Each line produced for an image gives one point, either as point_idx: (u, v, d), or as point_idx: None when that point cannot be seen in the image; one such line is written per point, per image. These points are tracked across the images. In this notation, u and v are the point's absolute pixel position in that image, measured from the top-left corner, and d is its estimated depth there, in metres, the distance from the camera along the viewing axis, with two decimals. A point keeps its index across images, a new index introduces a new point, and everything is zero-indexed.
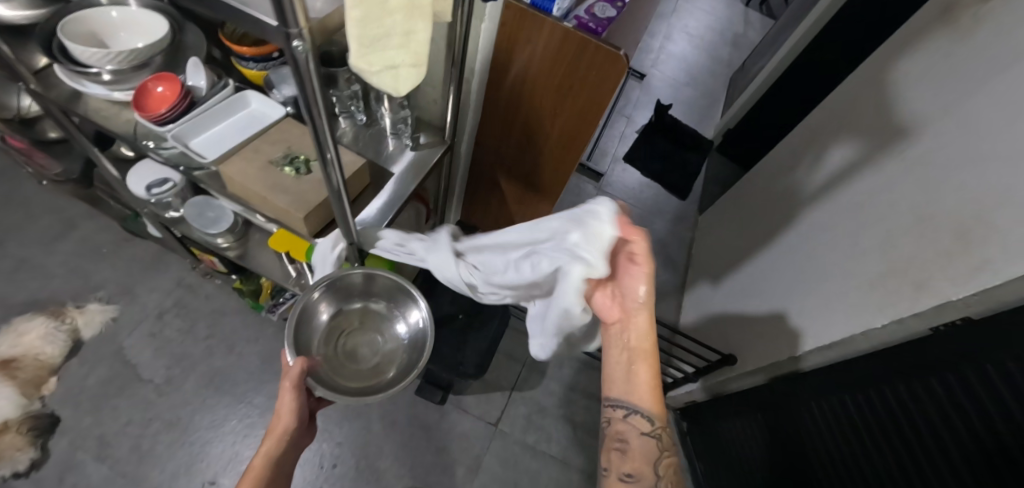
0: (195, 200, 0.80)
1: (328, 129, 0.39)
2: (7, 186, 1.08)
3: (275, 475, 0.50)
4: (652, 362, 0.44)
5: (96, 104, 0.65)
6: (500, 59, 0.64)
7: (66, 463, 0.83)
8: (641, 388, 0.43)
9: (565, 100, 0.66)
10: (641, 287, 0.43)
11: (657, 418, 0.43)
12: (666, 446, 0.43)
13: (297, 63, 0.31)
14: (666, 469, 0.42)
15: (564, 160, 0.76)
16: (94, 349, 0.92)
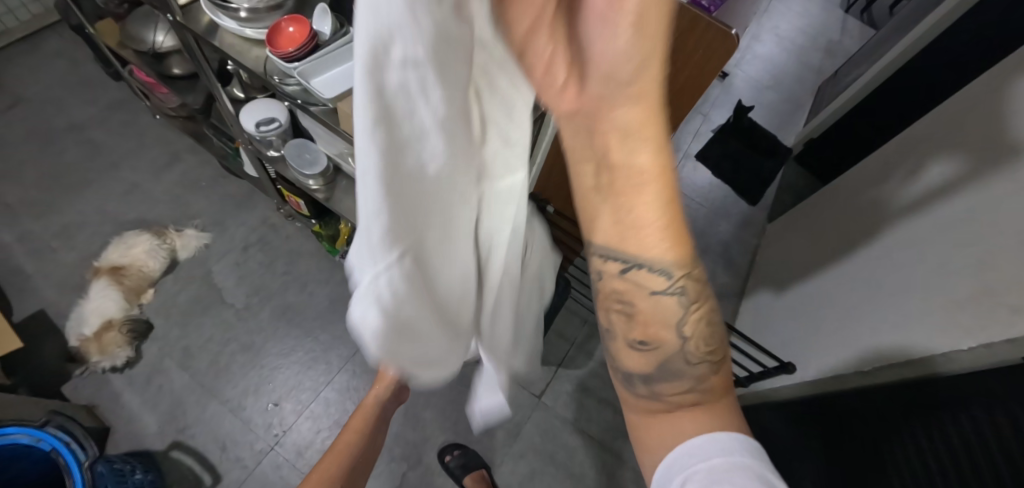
0: (293, 143, 0.87)
1: None
2: (128, 115, 1.23)
3: (380, 411, 0.66)
4: (664, 187, 0.23)
5: (229, 39, 0.75)
6: None
7: (155, 366, 0.96)
8: (643, 228, 0.25)
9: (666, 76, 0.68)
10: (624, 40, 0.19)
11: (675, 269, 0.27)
12: (692, 299, 0.29)
13: None
14: (695, 326, 0.31)
15: None
16: (186, 270, 1.05)
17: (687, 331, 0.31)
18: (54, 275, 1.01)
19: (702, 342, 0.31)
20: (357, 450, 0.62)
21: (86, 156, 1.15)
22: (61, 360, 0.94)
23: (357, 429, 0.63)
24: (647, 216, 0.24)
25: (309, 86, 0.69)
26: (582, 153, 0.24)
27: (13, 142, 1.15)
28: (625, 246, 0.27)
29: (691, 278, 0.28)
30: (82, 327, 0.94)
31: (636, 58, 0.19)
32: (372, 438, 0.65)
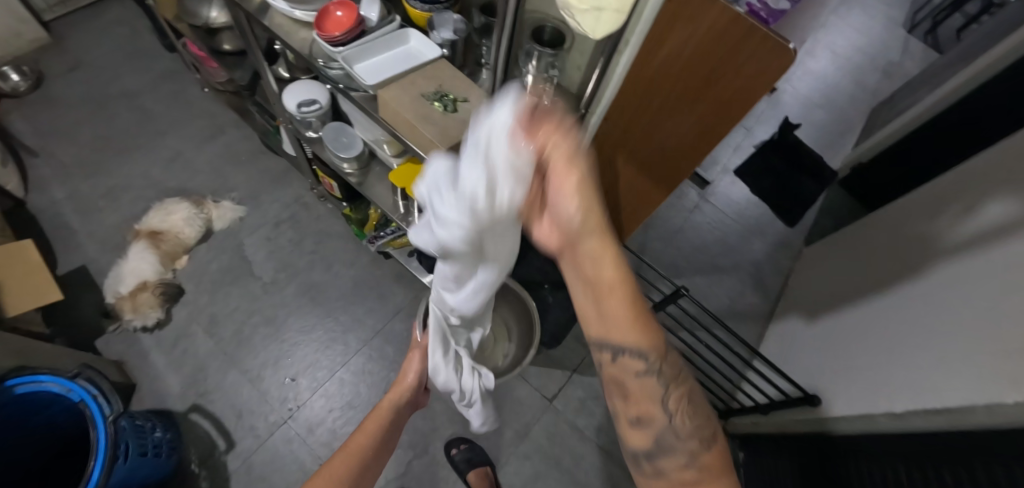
0: (331, 125, 0.88)
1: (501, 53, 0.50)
2: (179, 86, 1.27)
3: (394, 415, 0.68)
4: (621, 291, 0.38)
5: (278, 20, 0.76)
6: (653, 39, 0.65)
7: (182, 330, 0.99)
8: (619, 324, 0.39)
9: (714, 88, 0.66)
10: (574, 208, 0.38)
11: (647, 356, 0.39)
12: (669, 380, 0.40)
13: None
14: (676, 404, 0.40)
15: (695, 149, 0.77)
16: (219, 240, 1.08)
17: (669, 411, 0.40)
18: (97, 233, 1.06)
19: (687, 418, 0.40)
20: (368, 452, 0.62)
21: (136, 122, 1.20)
22: (98, 315, 0.99)
23: (370, 431, 0.64)
24: (619, 313, 0.38)
25: (351, 71, 0.70)
26: (573, 279, 0.40)
27: (71, 103, 1.21)
28: (612, 339, 0.39)
29: (665, 362, 0.40)
30: (120, 285, 0.98)
31: (585, 221, 0.38)
32: (386, 442, 0.65)
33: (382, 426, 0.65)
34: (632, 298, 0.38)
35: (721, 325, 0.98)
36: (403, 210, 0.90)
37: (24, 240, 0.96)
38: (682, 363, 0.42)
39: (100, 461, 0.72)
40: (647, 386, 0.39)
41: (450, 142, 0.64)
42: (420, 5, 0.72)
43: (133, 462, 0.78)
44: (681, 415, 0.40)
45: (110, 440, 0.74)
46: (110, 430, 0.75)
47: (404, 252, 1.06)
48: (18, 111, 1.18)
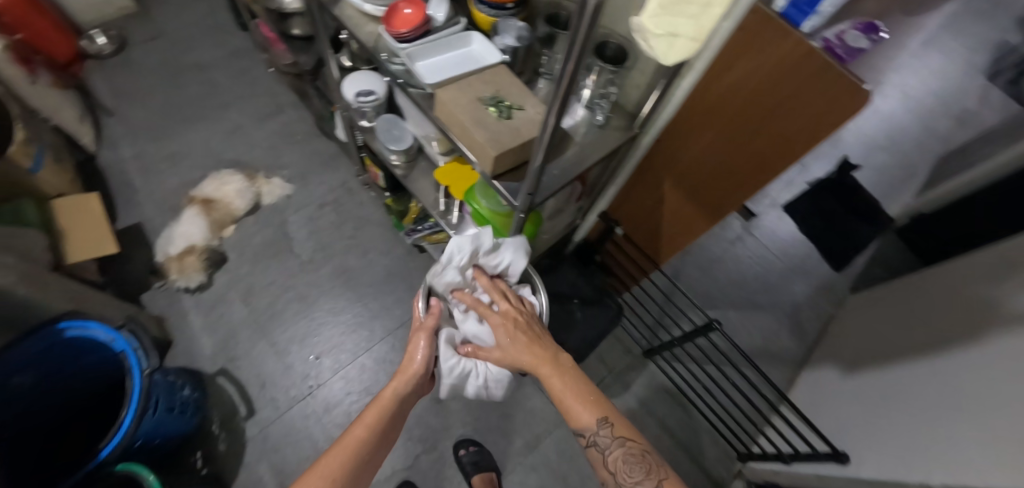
0: (384, 118, 0.90)
1: (571, 71, 0.49)
2: (246, 63, 1.33)
3: (395, 404, 0.68)
4: (563, 392, 0.63)
5: (349, 12, 0.81)
6: (717, 66, 0.65)
7: (220, 295, 1.04)
8: (572, 414, 0.62)
9: (774, 123, 0.65)
10: (520, 349, 0.66)
11: (590, 431, 0.60)
12: (610, 447, 0.58)
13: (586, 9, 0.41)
14: (618, 466, 0.57)
15: (745, 183, 0.75)
16: (265, 215, 1.13)
17: (612, 467, 0.58)
18: (155, 194, 1.12)
19: (627, 475, 0.57)
20: (366, 443, 0.62)
21: (203, 94, 1.27)
22: (146, 271, 1.04)
23: (369, 422, 0.65)
24: (571, 406, 0.62)
25: (412, 67, 0.72)
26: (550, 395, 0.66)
27: (147, 69, 1.28)
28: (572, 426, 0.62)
29: (607, 432, 0.59)
30: (170, 246, 1.04)
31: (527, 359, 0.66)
32: (385, 433, 0.66)
33: (383, 416, 0.66)
34: (570, 393, 0.62)
35: (750, 364, 0.94)
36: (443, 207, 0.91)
37: (91, 193, 1.03)
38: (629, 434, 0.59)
39: (132, 410, 0.76)
40: (596, 452, 0.59)
41: (502, 148, 0.64)
42: (486, 9, 0.74)
43: (160, 416, 0.82)
44: (626, 468, 0.57)
45: (143, 392, 0.78)
46: (145, 382, 0.79)
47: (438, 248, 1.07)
48: (100, 72, 1.26)
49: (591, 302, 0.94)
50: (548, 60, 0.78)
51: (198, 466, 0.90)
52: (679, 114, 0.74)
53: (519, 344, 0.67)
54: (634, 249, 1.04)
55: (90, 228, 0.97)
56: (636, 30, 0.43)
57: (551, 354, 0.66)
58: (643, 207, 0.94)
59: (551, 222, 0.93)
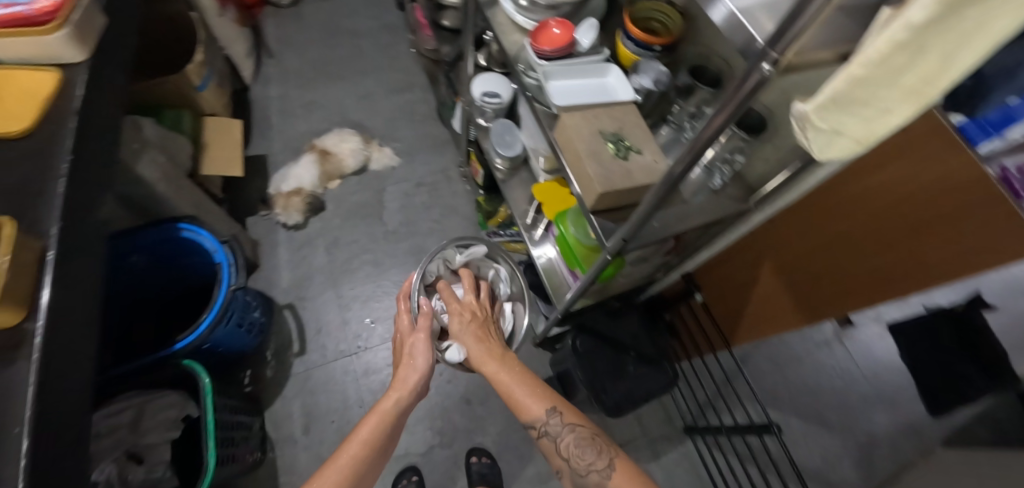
0: (500, 123, 0.95)
1: (717, 126, 0.48)
2: (393, 38, 1.44)
3: (395, 414, 0.75)
4: (511, 386, 0.76)
5: (501, 19, 0.86)
6: (862, 165, 0.61)
7: (309, 239, 1.14)
8: (518, 404, 0.74)
9: (909, 240, 0.59)
10: (468, 349, 0.82)
11: (542, 420, 0.72)
12: (557, 431, 0.70)
13: (757, 75, 0.40)
14: (567, 449, 0.68)
15: (858, 293, 0.68)
16: (367, 179, 1.21)
17: (565, 453, 0.68)
18: (285, 134, 1.26)
19: (578, 459, 0.66)
20: (364, 449, 0.70)
21: (349, 57, 1.39)
22: (259, 198, 1.17)
23: (365, 436, 0.71)
24: (524, 403, 0.75)
25: (544, 85, 0.74)
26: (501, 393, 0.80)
27: (311, 24, 1.44)
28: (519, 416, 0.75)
29: (555, 416, 0.71)
30: (283, 185, 1.15)
31: (476, 358, 0.81)
32: (385, 443, 0.73)
33: (375, 431, 0.72)
34: (518, 382, 0.76)
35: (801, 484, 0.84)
36: (530, 220, 0.97)
37: (237, 119, 1.17)
38: (576, 422, 0.70)
39: (210, 319, 0.85)
40: (550, 438, 0.71)
41: (609, 187, 0.64)
42: (633, 47, 0.76)
43: (228, 331, 0.91)
44: (577, 450, 0.67)
45: (223, 307, 0.87)
46: (227, 298, 0.87)
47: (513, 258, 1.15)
48: (275, 17, 1.44)
49: (647, 361, 0.95)
50: (680, 110, 0.77)
51: (244, 383, 1.00)
52: (804, 199, 0.71)
53: (470, 349, 0.82)
54: (708, 320, 1.02)
55: (226, 148, 1.11)
56: (796, 117, 0.40)
57: (501, 355, 0.81)
58: (734, 280, 0.92)
59: (632, 269, 0.95)
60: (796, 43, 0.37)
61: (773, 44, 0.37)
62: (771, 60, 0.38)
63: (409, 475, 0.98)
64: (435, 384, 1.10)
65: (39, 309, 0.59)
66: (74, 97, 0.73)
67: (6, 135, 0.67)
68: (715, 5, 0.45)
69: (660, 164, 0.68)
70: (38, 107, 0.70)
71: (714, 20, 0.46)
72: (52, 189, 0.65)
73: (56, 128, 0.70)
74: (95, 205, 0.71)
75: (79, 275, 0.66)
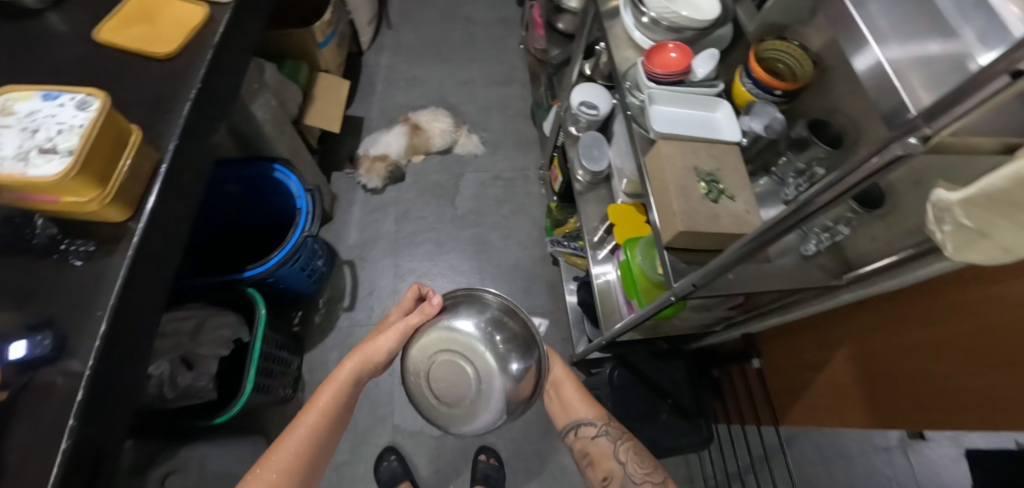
0: (590, 134, 1.00)
1: (835, 192, 0.44)
2: (505, 34, 1.52)
3: (353, 384, 0.76)
4: (571, 387, 0.85)
5: (616, 32, 0.85)
6: (975, 271, 0.54)
7: (386, 203, 1.23)
8: (575, 404, 0.83)
9: (1011, 366, 0.51)
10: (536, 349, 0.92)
11: (598, 423, 0.79)
12: (613, 437, 0.76)
13: (897, 148, 0.36)
14: (625, 454, 0.73)
15: (935, 406, 0.60)
16: (450, 161, 1.30)
17: (622, 456, 0.73)
18: (386, 104, 1.35)
19: (636, 465, 0.72)
20: (326, 417, 0.71)
21: (461, 44, 1.49)
22: (349, 157, 1.27)
23: (326, 404, 0.72)
24: (575, 408, 0.83)
25: (647, 107, 0.72)
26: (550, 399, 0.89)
27: (435, 9, 1.55)
28: (568, 416, 0.83)
29: (609, 425, 0.78)
30: (372, 149, 1.25)
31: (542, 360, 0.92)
32: (341, 414, 0.73)
33: (337, 399, 0.72)
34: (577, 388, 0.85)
35: None
36: (598, 238, 0.99)
37: (347, 80, 1.26)
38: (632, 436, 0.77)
39: (279, 258, 0.91)
40: (605, 439, 0.77)
41: (693, 227, 0.61)
42: (751, 86, 0.72)
43: (292, 271, 0.98)
44: (633, 454, 0.73)
45: (293, 249, 0.92)
46: (299, 243, 0.93)
47: (569, 273, 1.16)
48: None
49: (681, 415, 0.92)
50: (787, 163, 0.72)
51: (293, 321, 1.11)
52: (903, 291, 0.64)
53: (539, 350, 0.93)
54: (759, 389, 0.96)
55: (331, 104, 1.19)
56: (934, 204, 0.36)
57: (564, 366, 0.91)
58: (799, 356, 0.86)
59: (692, 315, 0.92)
60: (955, 126, 0.32)
61: (923, 119, 0.32)
62: (921, 136, 0.34)
63: (387, 455, 1.05)
64: None
65: (142, 213, 0.66)
66: (216, 32, 0.80)
67: (157, 55, 0.76)
68: (862, 51, 0.37)
69: (751, 215, 0.64)
70: (185, 36, 0.78)
71: (855, 67, 0.37)
72: (178, 110, 0.72)
73: (194, 58, 0.77)
74: (209, 132, 0.78)
75: (184, 191, 0.73)
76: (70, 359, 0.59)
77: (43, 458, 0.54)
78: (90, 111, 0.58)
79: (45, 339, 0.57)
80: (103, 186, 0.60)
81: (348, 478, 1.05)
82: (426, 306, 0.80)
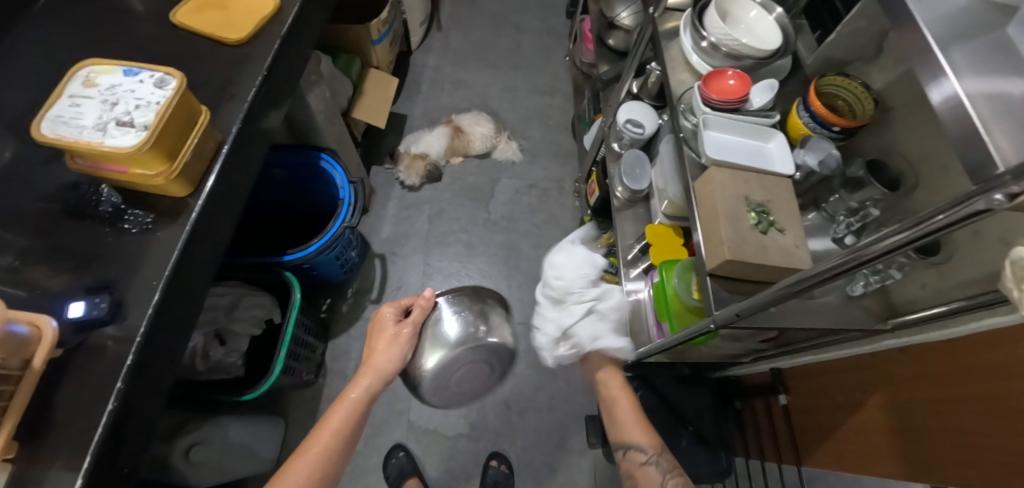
0: (632, 152, 1.01)
1: (903, 239, 0.42)
2: (551, 46, 1.55)
3: (365, 402, 0.76)
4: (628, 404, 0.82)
5: (673, 53, 0.85)
6: (1014, 328, 0.53)
7: (422, 201, 1.26)
8: (630, 425, 0.80)
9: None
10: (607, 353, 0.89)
11: (650, 451, 0.75)
12: (664, 471, 0.73)
13: (979, 201, 0.34)
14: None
15: (956, 462, 0.58)
16: (488, 165, 1.33)
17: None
18: (430, 104, 1.39)
19: None
20: (341, 435, 0.71)
21: (507, 52, 1.52)
22: (390, 153, 1.31)
23: (341, 419, 0.73)
24: (628, 429, 0.79)
25: (700, 131, 0.72)
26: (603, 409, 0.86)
27: (485, 16, 1.59)
28: (620, 434, 0.80)
29: (660, 456, 0.75)
30: (413, 147, 1.28)
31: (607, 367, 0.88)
32: (354, 430, 0.74)
33: (347, 420, 0.73)
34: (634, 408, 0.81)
35: None
36: (632, 256, 1.00)
37: (395, 77, 1.29)
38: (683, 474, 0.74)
39: (318, 245, 0.93)
40: (654, 470, 0.73)
41: (739, 256, 0.60)
42: (807, 119, 0.71)
43: (327, 260, 1.00)
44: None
45: (332, 238, 0.94)
46: (338, 233, 0.95)
47: None
48: None
49: (703, 442, 0.92)
50: (838, 200, 0.71)
51: (321, 308, 1.14)
52: (939, 343, 0.63)
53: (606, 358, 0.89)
54: (783, 427, 0.93)
55: (379, 100, 1.21)
56: (1014, 264, 0.38)
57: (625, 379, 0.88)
58: (828, 398, 0.83)
59: (722, 344, 0.92)
60: None
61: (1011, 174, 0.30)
62: (1006, 191, 0.31)
63: (396, 451, 1.06)
64: None
65: (201, 191, 0.68)
66: (284, 22, 0.83)
67: (228, 41, 0.79)
68: (939, 83, 0.36)
69: (800, 250, 0.63)
70: (255, 24, 0.81)
71: (932, 101, 0.36)
72: (244, 95, 0.75)
73: (263, 47, 0.80)
74: (269, 119, 0.81)
75: (241, 172, 0.76)
76: (123, 323, 0.61)
77: (90, 415, 0.56)
78: (168, 89, 0.61)
79: (102, 301, 0.59)
80: (170, 161, 0.62)
81: (360, 468, 1.06)
82: (420, 302, 0.76)
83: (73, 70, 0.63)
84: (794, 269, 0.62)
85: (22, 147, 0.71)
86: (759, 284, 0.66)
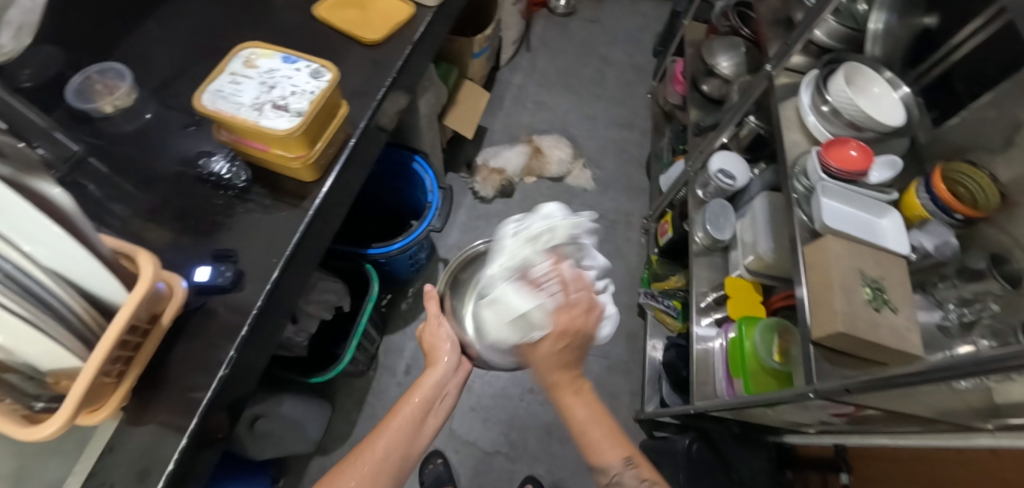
0: (718, 202, 1.02)
1: None
2: (634, 82, 1.57)
3: (438, 389, 0.74)
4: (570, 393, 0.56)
5: (786, 112, 0.85)
6: None
7: (493, 213, 1.28)
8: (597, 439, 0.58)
9: None
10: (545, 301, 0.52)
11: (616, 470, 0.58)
12: None
13: None
14: None
15: None
16: (560, 187, 1.34)
17: None
18: (512, 122, 1.43)
19: None
20: (410, 421, 0.69)
21: (590, 82, 1.55)
22: (467, 162, 1.34)
23: (432, 384, 0.74)
24: (594, 440, 0.58)
25: (816, 197, 0.72)
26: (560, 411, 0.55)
27: (574, 45, 1.63)
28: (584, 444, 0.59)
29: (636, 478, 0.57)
30: (493, 160, 1.31)
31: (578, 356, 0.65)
32: (420, 424, 0.71)
33: (420, 406, 0.71)
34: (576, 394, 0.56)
35: None
36: (704, 304, 1.00)
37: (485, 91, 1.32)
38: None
39: (402, 243, 0.95)
40: None
41: (852, 330, 0.59)
42: (927, 200, 0.71)
43: (403, 257, 1.03)
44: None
45: (415, 239, 0.96)
46: (422, 235, 0.97)
47: (656, 330, 1.18)
48: (547, 19, 1.68)
49: None
50: (947, 287, 0.69)
51: (381, 302, 1.16)
52: None
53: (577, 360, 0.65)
54: None
55: (469, 110, 1.25)
56: None
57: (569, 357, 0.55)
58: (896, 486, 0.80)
59: (790, 410, 0.90)
60: None
61: None
62: None
63: (434, 458, 1.06)
64: (528, 399, 1.17)
65: (326, 179, 0.71)
66: (416, 30, 0.86)
67: (364, 40, 0.83)
68: None
69: (913, 334, 0.61)
70: (390, 28, 0.85)
71: None
72: (373, 94, 0.78)
73: (392, 51, 0.83)
74: (387, 117, 0.84)
75: (358, 165, 0.78)
76: (239, 294, 0.63)
77: (199, 378, 0.58)
78: (322, 81, 0.64)
79: (227, 270, 0.62)
80: (310, 149, 0.65)
81: None
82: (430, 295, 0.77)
83: (235, 50, 0.67)
84: (905, 352, 0.60)
85: (164, 110, 0.76)
86: (865, 362, 0.64)
